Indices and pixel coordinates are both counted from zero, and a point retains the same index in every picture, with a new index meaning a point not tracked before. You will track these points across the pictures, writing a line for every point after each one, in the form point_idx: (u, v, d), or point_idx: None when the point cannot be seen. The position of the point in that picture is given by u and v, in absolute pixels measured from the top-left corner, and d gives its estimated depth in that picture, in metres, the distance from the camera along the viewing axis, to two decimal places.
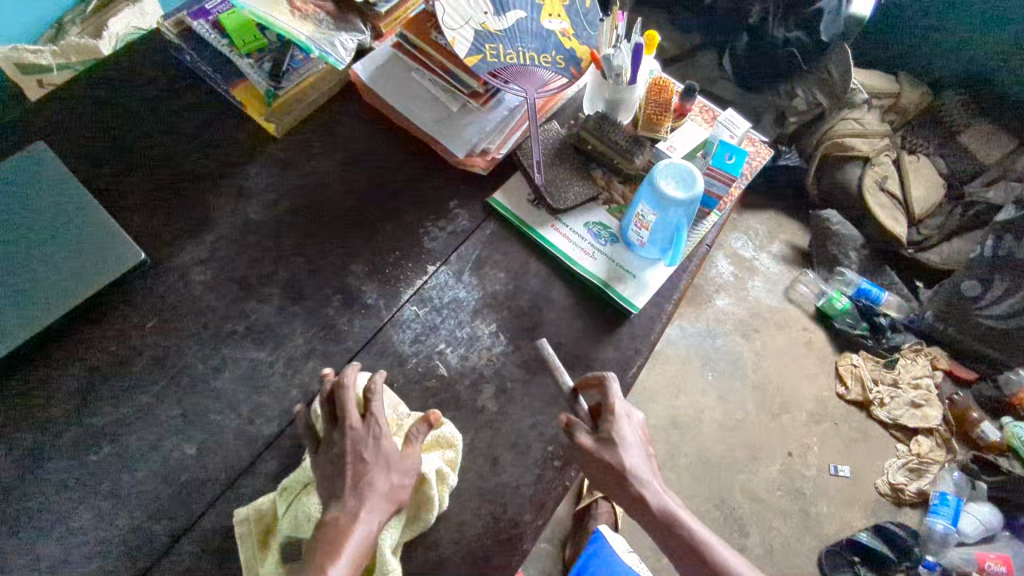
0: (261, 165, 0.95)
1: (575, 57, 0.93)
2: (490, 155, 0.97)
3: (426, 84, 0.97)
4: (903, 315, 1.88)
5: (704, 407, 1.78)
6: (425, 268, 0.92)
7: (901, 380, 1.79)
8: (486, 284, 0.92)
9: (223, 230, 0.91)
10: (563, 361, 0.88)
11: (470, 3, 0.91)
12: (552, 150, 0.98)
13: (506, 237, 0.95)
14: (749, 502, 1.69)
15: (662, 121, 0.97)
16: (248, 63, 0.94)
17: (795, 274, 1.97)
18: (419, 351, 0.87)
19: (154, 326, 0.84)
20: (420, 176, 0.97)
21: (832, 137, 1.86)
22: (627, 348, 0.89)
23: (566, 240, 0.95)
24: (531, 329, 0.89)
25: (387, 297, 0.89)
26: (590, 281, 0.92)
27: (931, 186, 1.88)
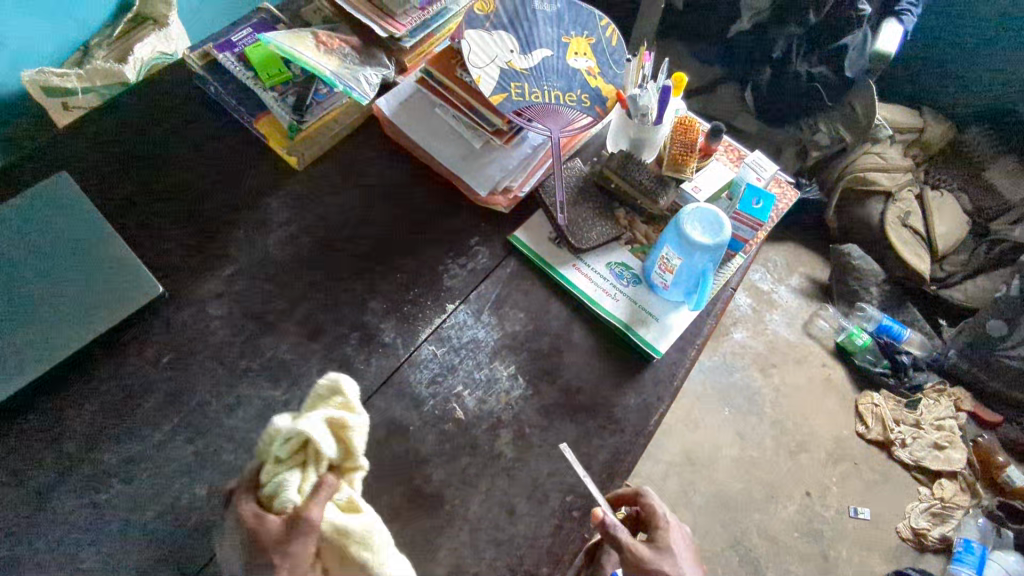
0: (281, 198, 0.95)
1: (600, 96, 0.92)
2: (512, 193, 0.95)
3: (449, 120, 0.96)
4: (925, 352, 1.83)
5: (720, 444, 1.75)
6: (444, 307, 0.90)
7: (924, 420, 1.75)
8: (506, 324, 0.90)
9: (241, 263, 0.90)
10: (582, 406, 0.86)
11: (496, 42, 0.90)
12: (575, 189, 0.97)
13: (527, 276, 0.93)
14: (765, 542, 1.65)
15: (687, 161, 0.95)
16: (272, 96, 0.94)
17: (814, 308, 1.94)
18: (436, 393, 0.85)
19: (169, 361, 0.83)
20: (442, 213, 0.96)
21: (854, 171, 1.83)
22: (649, 394, 0.87)
23: (588, 281, 0.93)
24: (550, 372, 0.87)
25: (405, 336, 0.88)
26: (612, 323, 0.90)
27: (955, 223, 1.85)
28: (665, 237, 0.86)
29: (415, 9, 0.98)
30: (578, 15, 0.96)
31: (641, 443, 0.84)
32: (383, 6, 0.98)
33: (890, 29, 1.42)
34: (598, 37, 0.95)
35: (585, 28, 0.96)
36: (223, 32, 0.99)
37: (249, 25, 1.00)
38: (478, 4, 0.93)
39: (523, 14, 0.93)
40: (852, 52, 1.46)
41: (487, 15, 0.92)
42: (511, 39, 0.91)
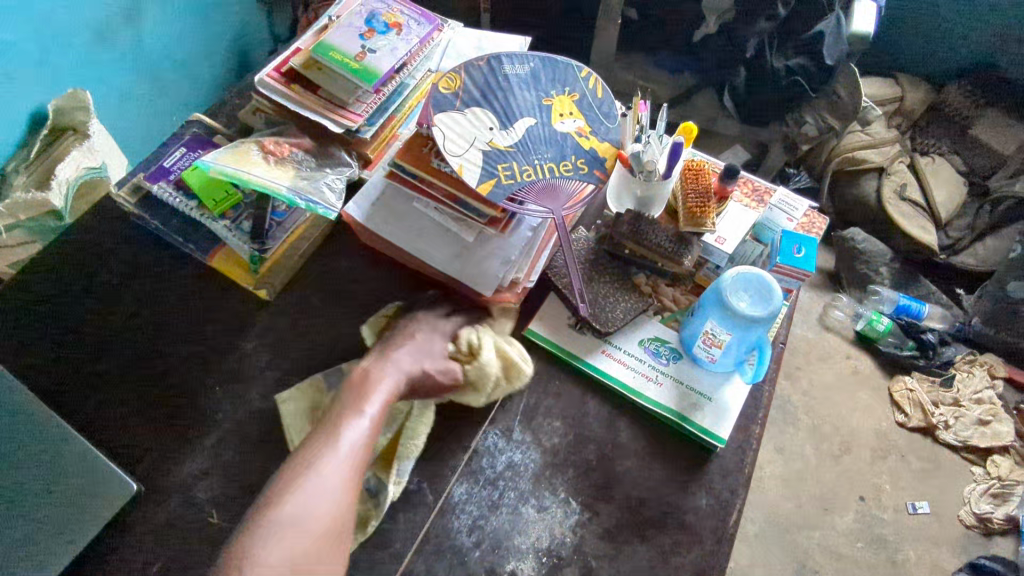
0: (258, 338, 0.82)
1: (598, 158, 0.80)
2: (519, 286, 0.83)
3: (431, 213, 0.83)
4: (948, 325, 1.76)
5: (761, 463, 1.65)
6: (469, 432, 0.78)
7: (963, 397, 1.67)
8: (543, 438, 0.78)
9: (225, 428, 0.77)
10: (650, 521, 0.74)
11: (471, 121, 0.79)
12: (587, 264, 0.86)
13: (553, 375, 0.82)
14: (830, 560, 1.55)
15: (706, 213, 0.83)
16: (224, 226, 0.81)
17: (827, 300, 1.86)
18: (481, 541, 0.72)
19: (159, 570, 0.69)
20: (444, 319, 0.84)
21: (841, 153, 1.76)
22: (721, 490, 0.76)
23: (623, 367, 0.82)
24: (605, 487, 0.76)
25: (431, 479, 0.75)
26: (661, 413, 0.79)
27: (952, 186, 1.78)
28: (705, 304, 0.76)
29: (368, 93, 0.86)
30: (555, 70, 0.85)
31: (725, 551, 0.73)
32: (333, 97, 0.85)
33: (862, 8, 1.32)
34: (581, 92, 0.84)
35: (566, 84, 0.84)
36: (153, 157, 0.86)
37: (182, 144, 0.87)
38: (442, 81, 0.81)
39: (495, 83, 0.82)
40: (828, 37, 1.37)
41: (455, 92, 0.80)
42: (487, 114, 0.80)
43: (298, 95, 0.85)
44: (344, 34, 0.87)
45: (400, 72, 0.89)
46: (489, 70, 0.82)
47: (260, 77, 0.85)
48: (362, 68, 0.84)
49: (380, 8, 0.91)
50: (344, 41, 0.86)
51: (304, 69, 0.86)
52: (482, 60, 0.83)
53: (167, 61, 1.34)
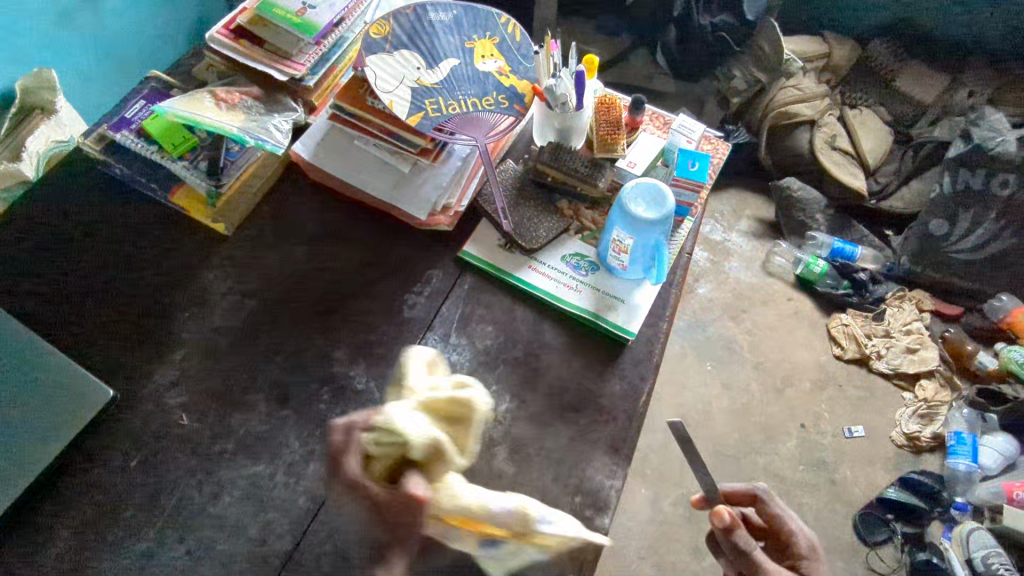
0: (218, 268, 0.91)
1: (517, 94, 0.91)
2: (452, 210, 0.93)
3: (371, 149, 0.93)
4: (880, 265, 1.90)
5: (710, 399, 1.76)
6: (410, 339, 0.88)
7: (893, 329, 1.81)
8: (476, 341, 0.88)
9: (191, 345, 0.86)
10: (570, 405, 0.85)
11: (401, 62, 0.89)
12: (514, 191, 0.96)
13: (485, 288, 0.92)
14: (774, 483, 1.67)
15: (616, 139, 0.95)
16: (182, 166, 0.90)
17: (768, 247, 1.97)
18: None
19: (137, 464, 0.79)
20: (386, 244, 0.94)
21: (775, 108, 1.88)
22: (632, 377, 0.87)
23: (548, 279, 0.92)
24: (531, 378, 0.86)
25: (378, 379, 0.85)
26: (581, 315, 0.89)
27: (880, 136, 1.91)
28: (642, 245, 0.85)
29: (309, 45, 0.95)
30: (475, 18, 0.94)
31: (636, 426, 0.84)
32: (279, 50, 0.95)
33: None
34: (501, 36, 0.94)
35: (486, 29, 0.94)
36: (115, 110, 0.94)
37: (141, 97, 0.95)
38: (373, 28, 0.90)
39: (421, 29, 0.92)
40: None
41: (385, 38, 0.90)
42: (415, 57, 0.90)
43: (245, 48, 0.94)
44: None
45: (338, 25, 0.98)
46: (415, 18, 0.92)
47: (210, 34, 0.94)
48: (303, 22, 0.94)
49: None
50: None
51: (250, 25, 0.95)
52: (409, 9, 0.93)
53: (128, 40, 1.41)
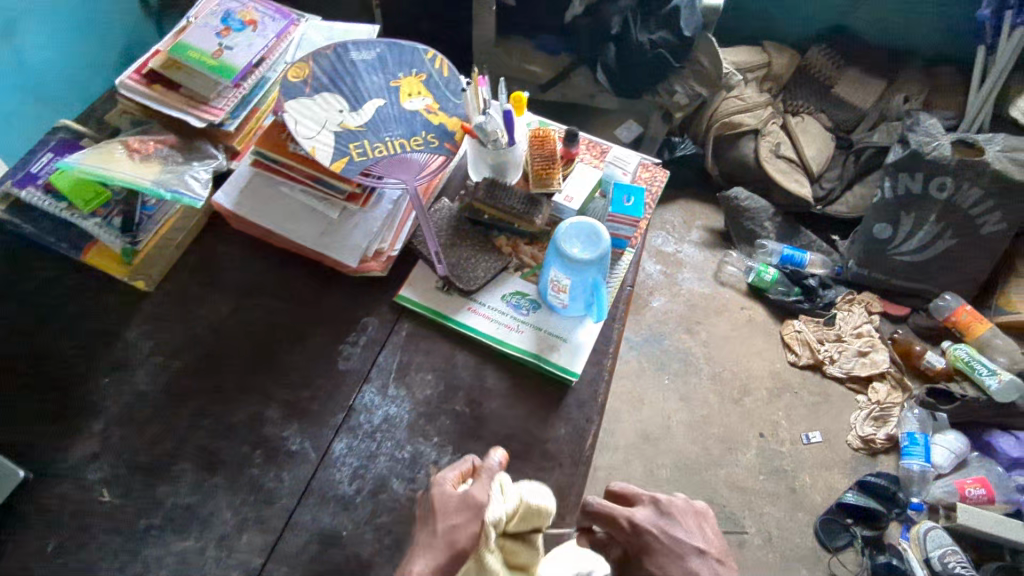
0: (140, 328, 0.86)
1: (448, 132, 0.88)
2: (385, 255, 0.90)
3: (298, 195, 0.90)
4: (829, 268, 1.94)
5: (670, 413, 1.76)
6: (347, 393, 0.85)
7: (844, 333, 1.84)
8: (415, 390, 0.85)
9: (111, 413, 0.81)
10: (515, 452, 0.82)
11: (322, 105, 0.86)
12: (450, 229, 0.93)
13: (423, 334, 0.89)
14: (736, 495, 1.67)
15: (552, 173, 0.94)
16: (95, 223, 0.86)
17: (719, 256, 1.98)
18: (362, 488, 0.80)
19: (54, 549, 0.74)
20: (319, 294, 0.90)
21: (719, 119, 1.89)
22: (578, 419, 0.84)
23: (487, 321, 0.89)
24: (474, 428, 0.83)
25: (313, 437, 0.82)
26: (522, 356, 0.87)
27: (821, 143, 1.93)
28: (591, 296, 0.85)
29: (228, 88, 0.91)
30: (400, 54, 0.92)
31: (582, 472, 0.82)
32: (195, 95, 0.90)
33: None
34: (428, 72, 0.92)
35: (412, 66, 0.92)
36: (19, 164, 0.89)
37: (49, 149, 0.90)
38: (291, 71, 0.88)
39: (343, 69, 0.89)
40: (684, 10, 1.50)
41: (304, 81, 0.87)
42: (336, 99, 0.87)
43: (158, 93, 0.89)
44: (200, 34, 0.92)
45: (258, 65, 0.95)
46: (336, 58, 0.90)
47: (121, 79, 0.89)
48: (219, 64, 0.90)
49: (234, 6, 0.96)
50: (201, 41, 0.91)
51: (163, 68, 0.90)
52: (329, 49, 0.90)
53: (48, 71, 1.32)
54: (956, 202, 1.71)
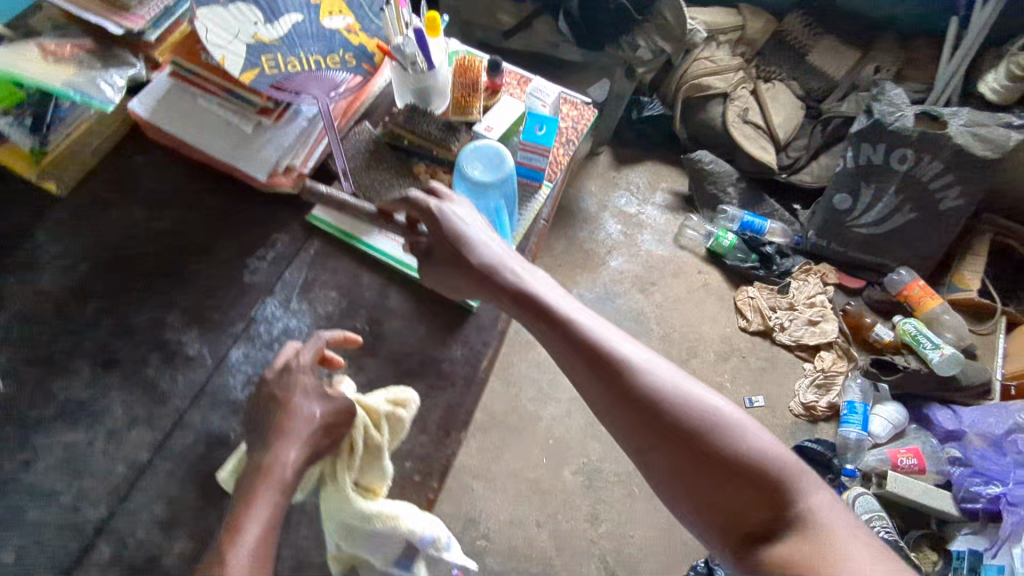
0: (50, 229, 0.87)
1: (365, 52, 0.89)
2: (295, 171, 0.91)
3: (214, 108, 0.89)
4: (788, 238, 1.93)
5: None
6: (249, 304, 0.86)
7: (797, 301, 1.85)
8: (317, 306, 0.86)
9: (13, 308, 0.82)
10: (408, 370, 0.84)
11: (237, 16, 0.86)
12: (367, 153, 0.94)
13: (331, 253, 0.90)
14: None
15: (472, 102, 0.94)
16: (5, 121, 0.85)
17: (680, 220, 1.99)
18: (255, 395, 0.81)
19: None
20: (231, 208, 0.91)
21: (688, 80, 1.88)
22: (475, 343, 0.86)
23: (396, 244, 0.90)
24: (372, 345, 0.85)
25: (212, 344, 0.83)
26: (426, 281, 0.88)
27: (790, 111, 1.91)
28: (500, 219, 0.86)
29: None
30: None
31: (473, 393, 0.83)
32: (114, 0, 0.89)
33: None
34: None
35: None
36: None
37: None
38: None
39: None
40: None
41: None
42: (254, 11, 0.87)
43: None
44: None
45: None
46: None
47: None
48: None
49: None
50: None
51: None
52: None
53: None
54: (916, 175, 1.70)
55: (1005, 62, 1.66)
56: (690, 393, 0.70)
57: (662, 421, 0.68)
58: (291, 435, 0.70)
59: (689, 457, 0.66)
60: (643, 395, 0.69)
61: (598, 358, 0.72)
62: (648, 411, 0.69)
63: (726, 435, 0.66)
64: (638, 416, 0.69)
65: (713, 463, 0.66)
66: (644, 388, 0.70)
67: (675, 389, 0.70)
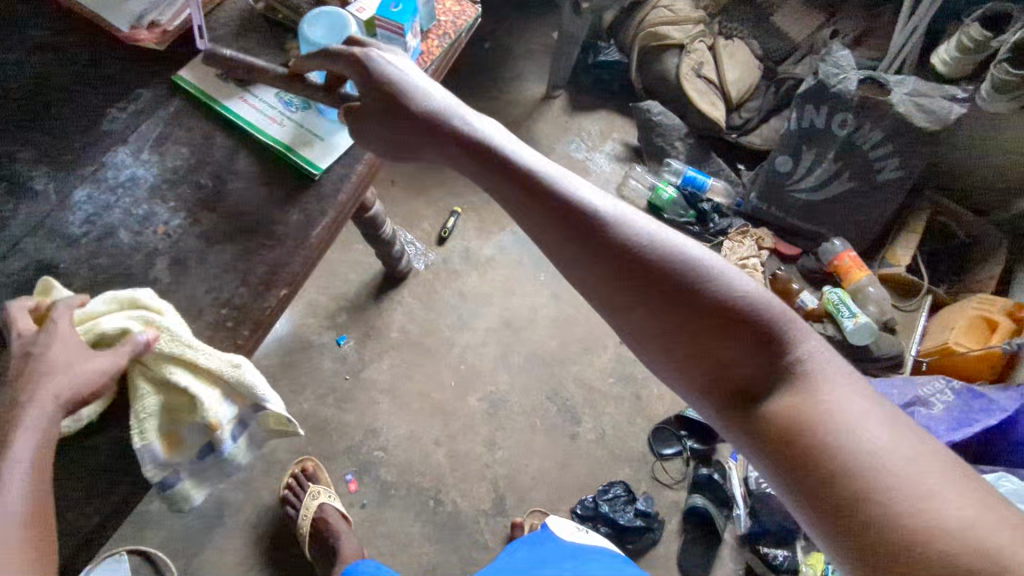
0: None
1: None
2: (159, 28, 0.94)
3: None
4: (730, 199, 1.93)
5: (537, 306, 1.81)
6: (101, 150, 0.89)
7: (728, 261, 1.84)
8: (167, 159, 0.89)
9: None
10: (242, 228, 0.86)
11: None
12: (242, 23, 0.96)
13: (190, 112, 0.92)
14: (581, 391, 1.73)
15: None
16: None
17: (625, 170, 1.98)
18: (91, 232, 0.85)
19: None
20: (100, 60, 0.93)
21: (647, 28, 1.88)
22: (312, 211, 0.88)
23: (253, 110, 0.93)
24: (212, 201, 0.87)
25: (57, 181, 0.86)
26: (273, 145, 0.90)
27: (745, 69, 1.90)
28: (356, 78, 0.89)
29: None
30: None
31: (301, 255, 0.86)
32: None
33: None
34: None
35: None
36: None
37: None
38: None
39: None
40: None
41: None
42: None
43: None
44: None
45: None
46: None
47: None
48: None
49: None
50: None
51: None
52: None
53: None
54: (856, 141, 1.67)
55: (957, 33, 1.61)
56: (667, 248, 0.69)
57: (655, 287, 0.68)
58: (58, 368, 0.69)
59: (686, 321, 0.67)
60: (631, 264, 0.69)
61: (571, 221, 0.72)
62: (641, 278, 0.69)
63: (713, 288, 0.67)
64: (630, 286, 0.69)
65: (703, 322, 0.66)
66: (634, 253, 0.69)
67: (669, 253, 0.69)
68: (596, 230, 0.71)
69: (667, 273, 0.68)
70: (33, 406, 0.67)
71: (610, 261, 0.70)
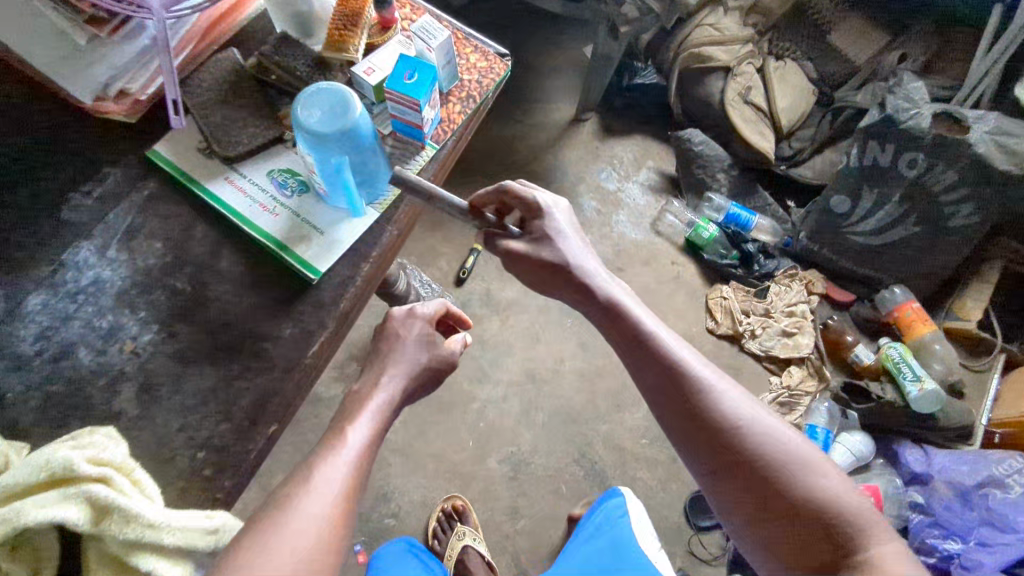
0: None
1: None
2: (132, 97, 0.79)
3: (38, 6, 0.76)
4: (776, 238, 1.77)
5: (563, 357, 1.66)
6: (60, 244, 0.74)
7: (774, 309, 1.68)
8: (137, 258, 0.74)
9: None
10: (226, 345, 0.71)
11: None
12: (228, 84, 0.81)
13: (167, 197, 0.77)
14: (611, 454, 1.58)
15: (348, 40, 0.83)
16: None
17: (661, 204, 1.81)
18: (45, 350, 0.69)
19: None
20: (63, 131, 0.79)
21: (689, 47, 1.69)
22: (309, 322, 0.73)
23: (241, 195, 0.78)
24: (188, 314, 0.72)
25: (4, 285, 0.71)
26: (263, 243, 0.75)
27: (798, 94, 1.72)
28: (364, 157, 0.73)
29: None
30: None
31: (295, 381, 0.70)
32: None
33: None
34: None
35: None
36: None
37: None
38: None
39: None
40: None
41: None
42: None
43: None
44: None
45: None
46: None
47: None
48: None
49: None
50: None
51: None
52: None
53: None
54: (925, 183, 1.47)
55: None
56: (765, 433, 0.69)
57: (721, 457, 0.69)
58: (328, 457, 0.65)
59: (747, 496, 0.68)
60: (702, 427, 0.70)
61: (670, 377, 0.73)
62: (707, 447, 0.70)
63: (799, 482, 0.65)
64: (700, 450, 0.71)
65: (777, 506, 0.65)
66: (702, 416, 0.71)
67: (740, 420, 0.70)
68: (679, 390, 0.72)
69: (734, 444, 0.69)
70: (309, 489, 0.63)
71: (689, 422, 0.71)
